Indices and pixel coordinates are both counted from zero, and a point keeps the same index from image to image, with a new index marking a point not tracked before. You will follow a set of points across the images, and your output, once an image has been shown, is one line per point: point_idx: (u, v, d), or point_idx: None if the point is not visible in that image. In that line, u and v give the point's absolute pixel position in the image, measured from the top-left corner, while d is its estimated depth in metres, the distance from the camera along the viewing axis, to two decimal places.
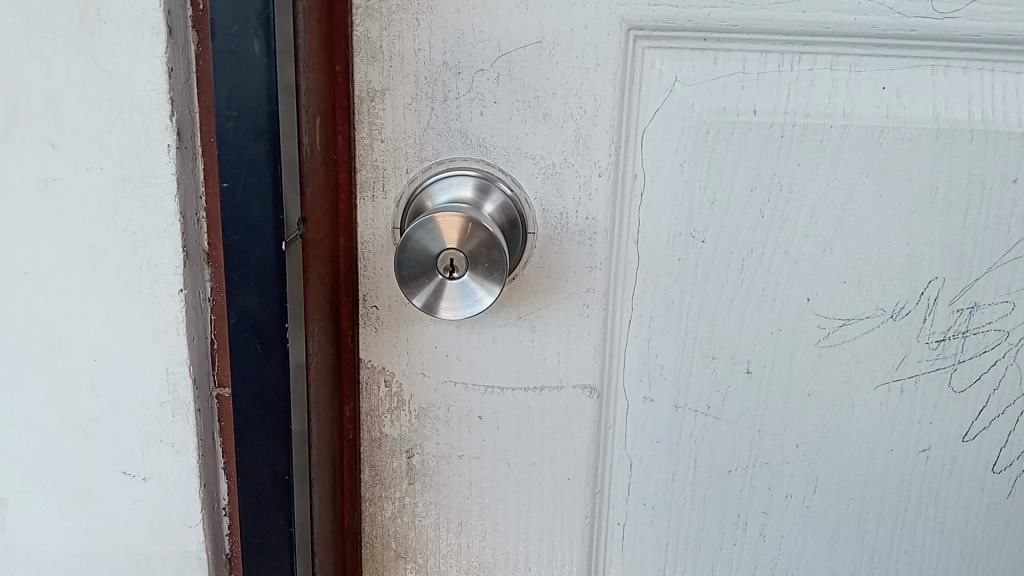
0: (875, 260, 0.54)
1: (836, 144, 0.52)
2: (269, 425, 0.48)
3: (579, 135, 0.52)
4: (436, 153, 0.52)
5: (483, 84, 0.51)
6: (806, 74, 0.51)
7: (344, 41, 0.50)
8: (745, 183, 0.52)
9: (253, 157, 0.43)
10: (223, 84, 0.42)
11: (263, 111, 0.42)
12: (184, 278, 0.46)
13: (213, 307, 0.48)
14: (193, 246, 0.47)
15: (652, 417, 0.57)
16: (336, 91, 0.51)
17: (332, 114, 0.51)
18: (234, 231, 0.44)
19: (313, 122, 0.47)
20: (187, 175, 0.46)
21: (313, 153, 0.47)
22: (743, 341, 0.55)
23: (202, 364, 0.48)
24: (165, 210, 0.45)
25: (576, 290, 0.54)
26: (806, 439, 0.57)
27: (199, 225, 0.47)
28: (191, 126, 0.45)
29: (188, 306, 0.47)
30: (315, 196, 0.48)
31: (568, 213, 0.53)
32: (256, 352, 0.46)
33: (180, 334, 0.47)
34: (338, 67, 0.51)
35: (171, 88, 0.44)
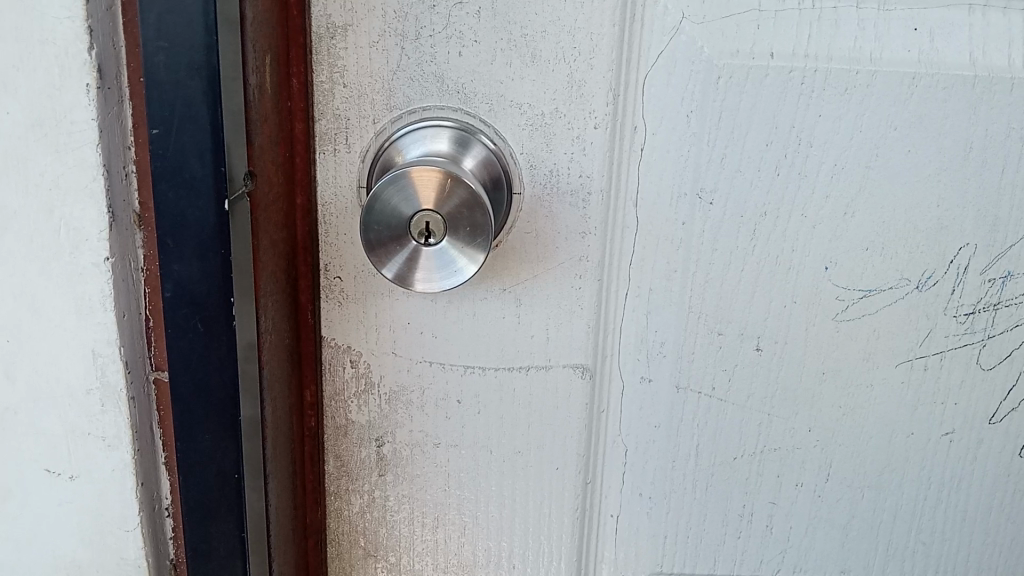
0: (901, 224, 0.48)
1: (862, 93, 0.45)
2: (213, 415, 0.41)
3: (573, 80, 0.45)
4: (407, 100, 0.45)
5: (462, 20, 0.44)
6: (829, 12, 0.45)
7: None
8: (760, 137, 0.46)
9: (188, 98, 0.36)
10: (150, 8, 0.35)
11: (200, 41, 0.35)
12: (110, 245, 0.39)
13: (148, 278, 0.41)
14: (120, 206, 0.39)
15: (647, 398, 0.51)
16: (290, 25, 0.44)
17: (286, 54, 0.44)
18: (168, 187, 0.37)
19: (263, 60, 0.40)
20: (111, 121, 0.38)
21: (264, 98, 0.40)
22: (754, 315, 0.49)
23: (136, 346, 0.41)
24: (86, 162, 0.38)
25: (567, 257, 0.48)
26: (819, 423, 0.52)
27: (129, 180, 0.39)
28: (116, 62, 0.38)
29: (116, 276, 0.40)
30: (267, 148, 0.42)
31: (559, 170, 0.47)
32: (197, 330, 0.40)
33: (108, 311, 0.40)
34: None
35: (89, 16, 0.36)
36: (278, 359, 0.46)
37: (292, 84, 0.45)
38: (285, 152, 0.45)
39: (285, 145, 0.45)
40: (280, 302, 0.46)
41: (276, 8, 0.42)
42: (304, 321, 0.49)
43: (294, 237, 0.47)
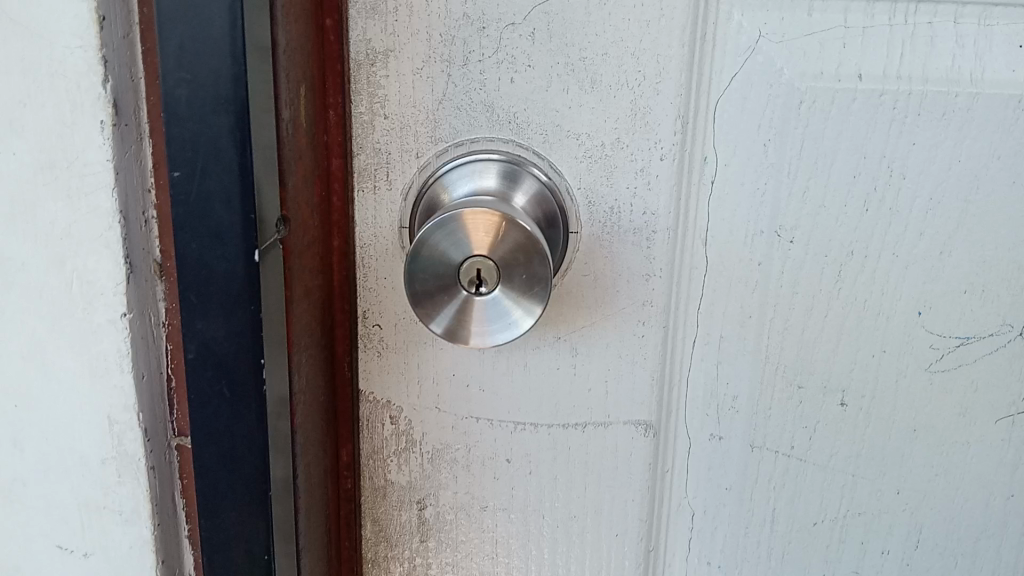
0: (1004, 264, 0.43)
1: (961, 118, 0.41)
2: (240, 489, 0.37)
3: (637, 107, 0.41)
4: (454, 132, 0.41)
5: (515, 43, 0.39)
6: (923, 28, 0.40)
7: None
8: (846, 169, 0.41)
9: (214, 136, 0.32)
10: (171, 34, 0.31)
11: (226, 72, 0.31)
12: (127, 299, 0.35)
13: (169, 334, 0.37)
14: (138, 256, 0.35)
15: (718, 460, 0.46)
16: (326, 51, 0.40)
17: (322, 82, 0.40)
18: (192, 236, 0.33)
19: (297, 90, 0.36)
20: (129, 161, 0.34)
21: (298, 133, 0.36)
22: (838, 366, 0.44)
23: (156, 409, 0.37)
24: (99, 208, 0.34)
25: (629, 303, 0.43)
26: (909, 484, 0.46)
27: (148, 227, 0.35)
28: (134, 95, 0.34)
29: (135, 334, 0.36)
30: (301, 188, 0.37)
31: (621, 207, 0.42)
32: (223, 396, 0.35)
33: (125, 373, 0.36)
34: (329, 20, 0.39)
35: (103, 44, 0.32)
36: (312, 417, 0.41)
37: (328, 116, 0.40)
38: (320, 191, 0.41)
39: (320, 183, 0.41)
40: (315, 355, 0.41)
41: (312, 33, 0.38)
42: (339, 373, 0.45)
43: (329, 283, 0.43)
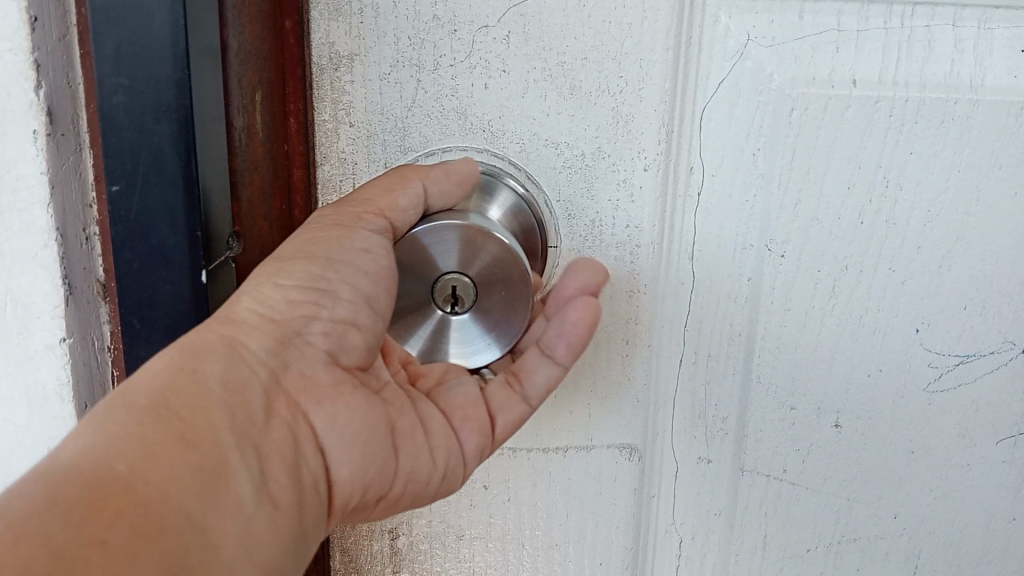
0: (1006, 279, 0.41)
1: (961, 126, 0.39)
2: None
3: (619, 115, 0.38)
4: (424, 141, 0.39)
5: (489, 47, 0.37)
6: (920, 32, 0.38)
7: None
8: (840, 180, 0.39)
9: (157, 147, 0.30)
10: (107, 35, 0.29)
11: (167, 77, 0.29)
12: (67, 324, 0.34)
13: (114, 359, 0.36)
14: (77, 275, 0.34)
15: (707, 486, 0.44)
16: (285, 55, 0.36)
17: (281, 89, 0.36)
18: (132, 255, 0.31)
19: (249, 93, 0.34)
20: (68, 174, 0.32)
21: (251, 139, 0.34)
22: (832, 387, 0.42)
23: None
24: (34, 226, 0.32)
25: (611, 320, 0.41)
26: (906, 509, 0.44)
27: (89, 244, 0.34)
28: (72, 102, 0.32)
29: (76, 361, 0.34)
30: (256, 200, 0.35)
31: (602, 220, 0.40)
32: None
33: (66, 402, 0.34)
34: (288, 21, 0.36)
35: (35, 48, 0.30)
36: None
37: (288, 125, 0.37)
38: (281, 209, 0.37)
39: (282, 200, 0.37)
40: None
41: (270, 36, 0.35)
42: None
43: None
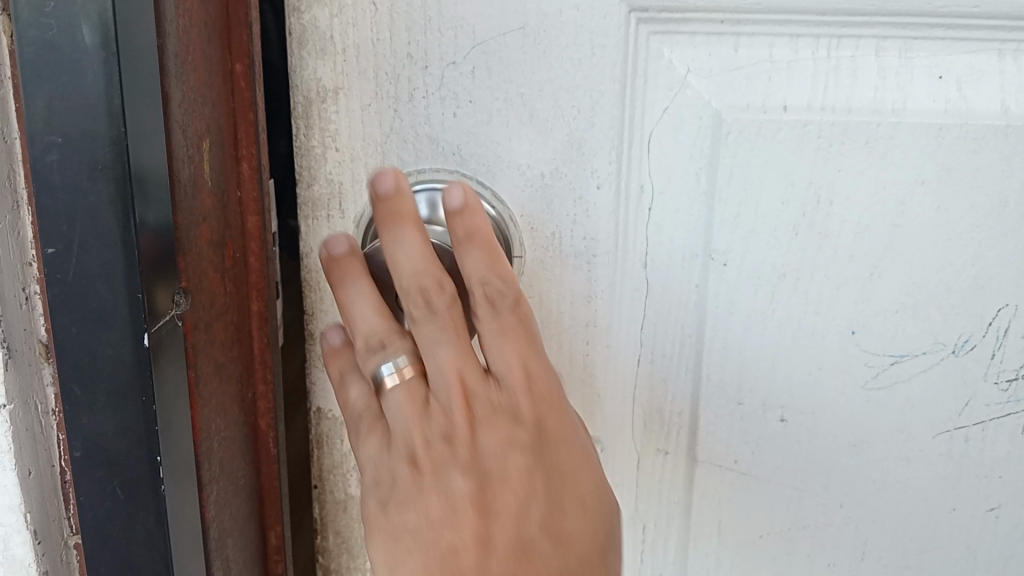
0: (933, 286, 0.45)
1: (884, 145, 0.43)
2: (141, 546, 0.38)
3: (572, 139, 0.43)
4: (401, 163, 0.44)
5: (456, 80, 0.42)
6: (846, 62, 0.43)
7: (247, 32, 0.39)
8: (775, 195, 0.44)
9: (91, 207, 0.32)
10: (39, 93, 0.32)
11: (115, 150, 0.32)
12: (8, 388, 0.37)
13: (58, 421, 0.40)
14: (18, 337, 0.37)
15: (665, 476, 0.48)
16: (238, 97, 0.40)
17: (235, 133, 0.40)
18: (70, 319, 0.34)
19: (198, 148, 0.36)
20: (5, 236, 0.35)
21: (200, 187, 0.37)
22: (776, 384, 0.46)
23: (47, 496, 0.40)
24: None
25: (572, 323, 0.46)
26: (851, 498, 0.48)
27: (31, 304, 0.37)
28: (9, 161, 0.34)
29: (19, 417, 0.38)
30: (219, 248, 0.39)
31: (561, 233, 0.44)
32: (116, 496, 0.37)
33: (7, 470, 0.38)
34: (238, 66, 0.39)
35: None
36: (231, 471, 0.42)
37: (241, 169, 0.40)
38: (234, 257, 0.41)
39: (235, 247, 0.41)
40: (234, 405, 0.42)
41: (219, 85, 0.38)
42: (261, 442, 0.45)
43: (249, 351, 0.43)
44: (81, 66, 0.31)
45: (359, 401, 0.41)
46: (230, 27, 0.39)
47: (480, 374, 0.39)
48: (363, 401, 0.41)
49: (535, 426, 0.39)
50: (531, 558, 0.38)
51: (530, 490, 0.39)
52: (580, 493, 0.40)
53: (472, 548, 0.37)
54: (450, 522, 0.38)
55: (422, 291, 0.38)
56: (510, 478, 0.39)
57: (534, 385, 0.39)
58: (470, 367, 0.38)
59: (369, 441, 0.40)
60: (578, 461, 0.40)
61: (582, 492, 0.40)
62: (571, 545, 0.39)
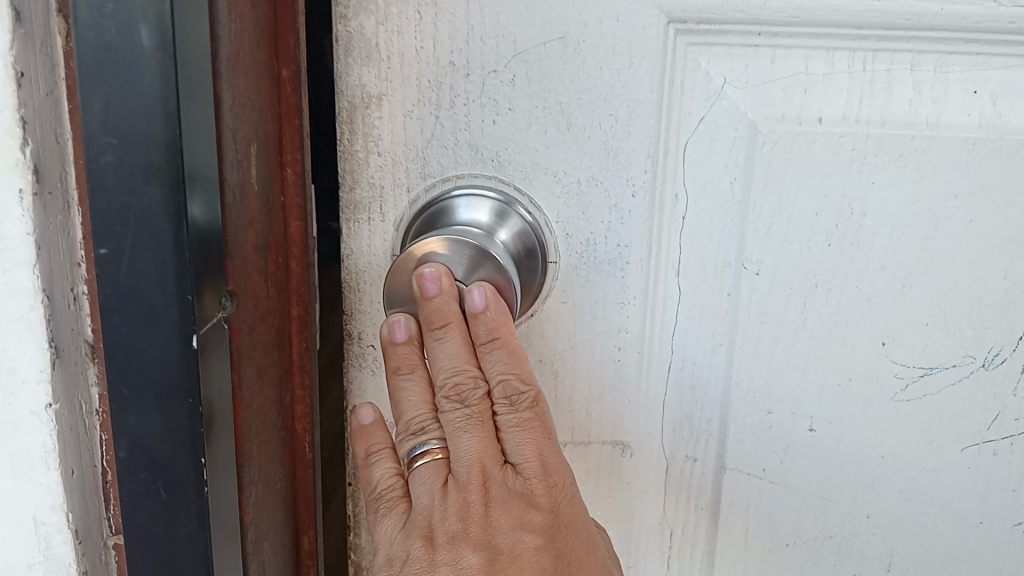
0: (964, 299, 0.45)
1: (917, 159, 0.44)
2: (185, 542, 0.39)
3: (609, 147, 0.44)
4: (441, 169, 0.45)
5: (497, 88, 0.43)
6: (882, 75, 0.43)
7: (295, 38, 0.42)
8: (809, 206, 0.44)
9: (145, 208, 0.34)
10: (97, 95, 0.33)
11: (161, 142, 0.33)
12: (54, 387, 0.39)
13: (100, 421, 0.41)
14: (66, 336, 0.38)
15: (694, 482, 0.49)
16: (283, 103, 0.42)
17: (279, 138, 0.43)
18: (121, 320, 0.35)
19: (247, 153, 0.38)
20: (55, 239, 0.37)
21: (248, 193, 0.39)
22: (806, 393, 0.47)
23: (89, 496, 0.41)
24: (26, 287, 0.37)
25: (605, 329, 0.46)
26: (879, 509, 0.48)
27: (78, 307, 0.39)
28: (61, 169, 0.36)
29: (64, 415, 0.39)
30: (264, 251, 0.42)
31: (595, 239, 0.45)
32: (163, 489, 0.38)
33: (50, 469, 0.40)
34: (286, 72, 0.42)
35: (26, 111, 0.35)
36: (269, 470, 0.44)
37: (285, 173, 0.43)
38: (275, 261, 0.43)
39: (277, 251, 0.43)
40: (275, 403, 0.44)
41: (269, 92, 0.41)
42: (298, 444, 0.48)
43: (289, 354, 0.46)
44: (139, 68, 0.32)
45: (385, 480, 0.43)
46: (278, 34, 0.41)
47: (496, 467, 0.41)
48: (387, 481, 0.43)
49: (551, 512, 0.41)
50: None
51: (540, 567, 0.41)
52: (585, 542, 0.42)
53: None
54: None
55: (456, 385, 0.40)
56: (519, 557, 0.41)
57: (538, 414, 0.41)
58: (488, 458, 0.40)
59: (385, 463, 0.43)
60: (585, 545, 0.42)
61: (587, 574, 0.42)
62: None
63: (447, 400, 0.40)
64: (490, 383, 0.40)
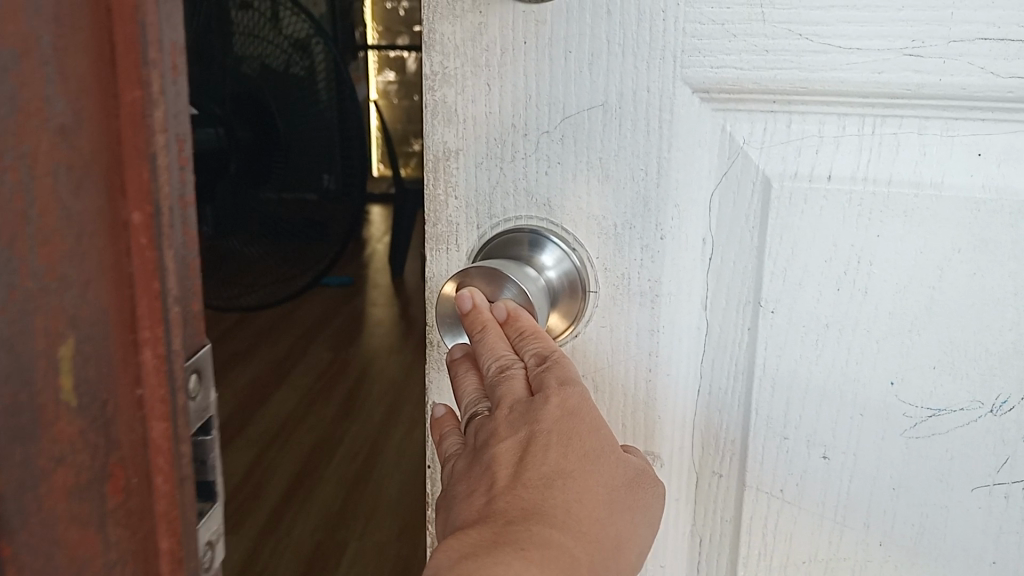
0: (970, 347, 0.48)
1: (922, 216, 0.48)
2: None
3: (642, 196, 0.51)
4: (504, 211, 0.54)
5: (549, 145, 0.52)
6: (889, 138, 0.48)
7: (148, 166, 0.27)
8: (820, 254, 0.49)
9: None
10: None
11: None
12: None
13: None
14: None
15: (720, 496, 0.55)
16: (133, 260, 0.27)
17: (131, 308, 0.28)
18: None
19: (40, 366, 0.25)
20: None
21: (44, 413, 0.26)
22: (820, 426, 0.52)
23: None
24: None
25: (637, 352, 0.53)
26: (891, 538, 0.52)
27: None
28: None
29: None
30: (34, 496, 0.26)
31: (630, 274, 0.53)
32: None
33: None
34: (136, 213, 0.27)
35: None
36: None
37: (141, 358, 0.28)
38: (125, 488, 0.29)
39: (121, 479, 0.29)
40: None
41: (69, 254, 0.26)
42: None
43: None
44: None
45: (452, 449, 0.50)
46: (123, 162, 0.27)
47: (523, 399, 0.47)
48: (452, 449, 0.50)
49: (558, 406, 0.46)
50: (553, 481, 0.44)
51: (549, 444, 0.45)
52: (592, 425, 0.46)
53: (502, 483, 0.44)
54: (487, 485, 0.45)
55: (497, 365, 0.48)
56: (533, 439, 0.45)
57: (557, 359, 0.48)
58: (518, 395, 0.47)
59: (451, 435, 0.51)
60: (591, 427, 0.46)
61: (594, 449, 0.46)
62: (593, 466, 0.46)
63: (492, 376, 0.48)
64: (524, 359, 0.48)
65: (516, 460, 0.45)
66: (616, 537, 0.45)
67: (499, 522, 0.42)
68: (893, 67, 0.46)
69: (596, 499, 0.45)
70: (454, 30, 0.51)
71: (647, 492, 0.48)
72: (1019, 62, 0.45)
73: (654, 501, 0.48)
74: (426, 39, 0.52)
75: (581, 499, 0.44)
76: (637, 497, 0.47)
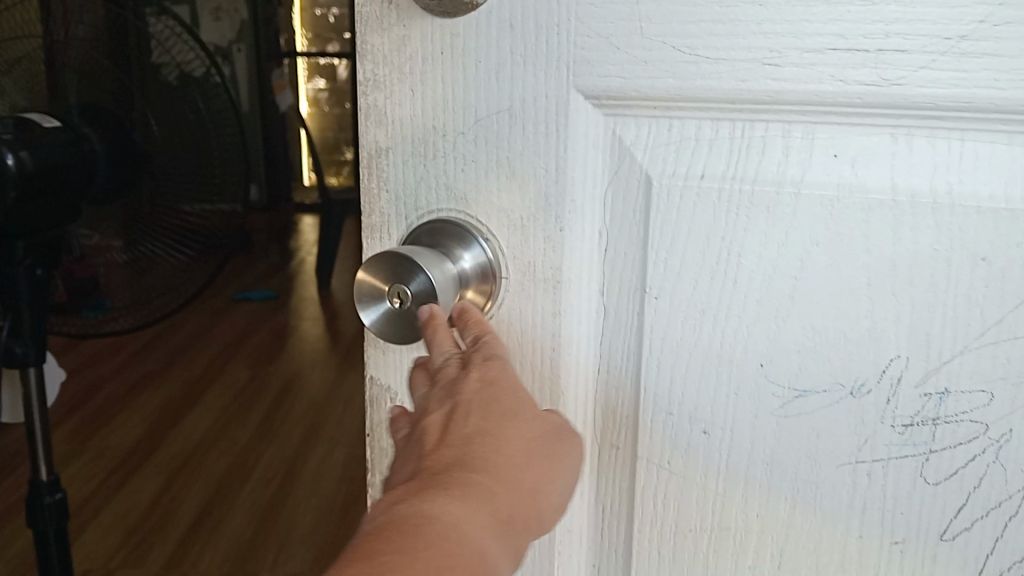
0: (831, 333, 0.53)
1: (787, 211, 0.52)
2: None
3: (543, 192, 0.56)
4: (428, 204, 0.59)
5: (463, 146, 0.57)
6: (758, 140, 0.52)
7: None
8: (697, 246, 0.54)
9: None
10: None
11: None
12: None
13: None
14: None
15: (618, 470, 0.61)
16: None
17: None
18: None
19: None
20: None
21: None
22: (703, 404, 0.57)
23: None
24: None
25: (542, 334, 0.59)
26: (768, 511, 0.57)
27: None
28: None
29: None
30: None
31: (537, 263, 0.57)
32: None
33: None
34: None
35: None
36: None
37: None
38: None
39: None
40: None
41: None
42: None
43: None
44: None
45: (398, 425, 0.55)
46: None
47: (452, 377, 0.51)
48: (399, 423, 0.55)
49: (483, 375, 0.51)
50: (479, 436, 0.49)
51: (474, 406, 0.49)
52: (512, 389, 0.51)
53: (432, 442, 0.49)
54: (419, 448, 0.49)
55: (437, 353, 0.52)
56: (458, 404, 0.50)
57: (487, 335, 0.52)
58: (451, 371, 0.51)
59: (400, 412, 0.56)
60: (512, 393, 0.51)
61: (515, 410, 0.50)
62: (514, 423, 0.50)
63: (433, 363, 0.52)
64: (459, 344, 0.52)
65: (443, 423, 0.49)
66: (535, 483, 0.50)
67: (427, 475, 0.47)
68: (753, 75, 0.50)
69: (517, 452, 0.49)
70: (382, 42, 0.57)
71: (565, 445, 0.52)
72: (865, 70, 0.48)
73: (572, 451, 0.53)
74: (360, 49, 0.57)
75: (501, 450, 0.49)
76: (555, 448, 0.52)
